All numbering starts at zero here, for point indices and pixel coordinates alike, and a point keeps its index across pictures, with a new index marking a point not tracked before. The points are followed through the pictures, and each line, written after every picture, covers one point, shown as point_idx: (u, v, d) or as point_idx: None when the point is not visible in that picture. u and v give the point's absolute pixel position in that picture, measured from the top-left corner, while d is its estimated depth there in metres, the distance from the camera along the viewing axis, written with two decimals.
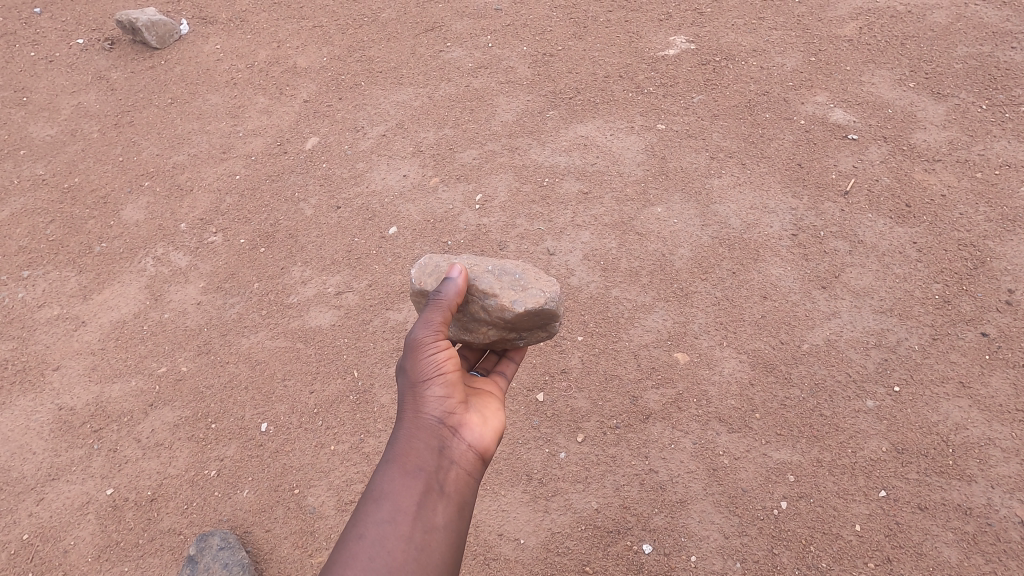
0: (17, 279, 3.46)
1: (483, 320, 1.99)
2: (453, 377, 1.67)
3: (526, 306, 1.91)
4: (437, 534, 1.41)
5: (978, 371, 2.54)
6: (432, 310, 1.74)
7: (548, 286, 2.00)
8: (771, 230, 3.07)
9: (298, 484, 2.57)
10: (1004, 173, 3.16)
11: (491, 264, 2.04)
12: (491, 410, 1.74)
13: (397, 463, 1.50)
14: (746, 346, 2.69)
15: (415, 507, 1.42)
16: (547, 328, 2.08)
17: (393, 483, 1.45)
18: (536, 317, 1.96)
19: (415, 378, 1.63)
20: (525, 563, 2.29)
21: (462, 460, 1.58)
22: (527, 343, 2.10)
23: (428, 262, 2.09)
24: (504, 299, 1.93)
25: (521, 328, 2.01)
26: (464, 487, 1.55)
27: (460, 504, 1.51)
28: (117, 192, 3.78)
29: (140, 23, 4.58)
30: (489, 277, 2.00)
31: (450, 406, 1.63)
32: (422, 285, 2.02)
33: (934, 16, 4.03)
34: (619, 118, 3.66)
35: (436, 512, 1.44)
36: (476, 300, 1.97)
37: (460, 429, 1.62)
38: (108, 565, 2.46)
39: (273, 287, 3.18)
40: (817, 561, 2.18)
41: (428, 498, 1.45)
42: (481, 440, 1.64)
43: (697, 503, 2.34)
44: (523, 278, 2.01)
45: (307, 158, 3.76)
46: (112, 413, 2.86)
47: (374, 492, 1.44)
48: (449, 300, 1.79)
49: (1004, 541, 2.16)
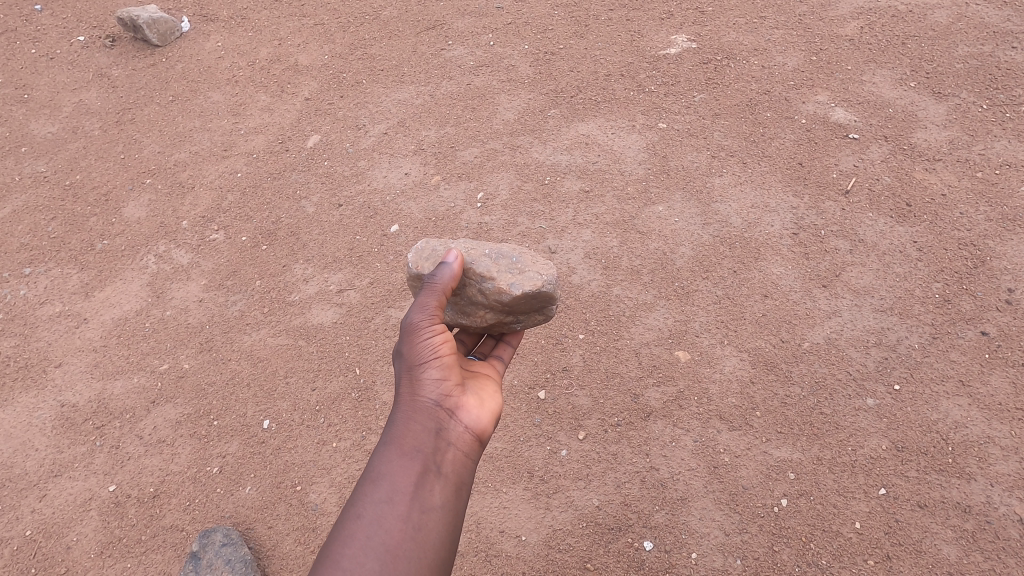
0: (18, 276, 3.46)
1: (481, 303, 1.99)
2: (449, 359, 1.68)
3: (523, 289, 1.92)
4: (435, 514, 1.42)
5: (977, 369, 2.55)
6: (427, 295, 1.75)
7: (544, 269, 2.01)
8: (772, 229, 3.08)
9: (300, 481, 2.58)
10: (1004, 172, 3.17)
11: (487, 248, 2.04)
12: (488, 392, 1.75)
13: (394, 445, 1.51)
14: (746, 344, 2.70)
15: (412, 488, 1.44)
16: (544, 311, 2.10)
17: (390, 464, 1.47)
18: (533, 300, 1.97)
19: (411, 361, 1.65)
20: (526, 560, 2.30)
21: (460, 441, 1.59)
22: (525, 327, 2.11)
23: (424, 247, 2.08)
24: (502, 282, 1.94)
25: (518, 312, 2.02)
26: (462, 467, 1.55)
27: (458, 484, 1.52)
28: (118, 190, 3.78)
29: (142, 20, 4.60)
30: (486, 260, 2.00)
31: (447, 388, 1.64)
32: (418, 269, 2.02)
33: (935, 16, 4.04)
34: (620, 117, 3.66)
35: (434, 492, 1.45)
36: (473, 283, 1.97)
37: (458, 411, 1.63)
38: (110, 562, 2.47)
39: (275, 285, 3.19)
40: (817, 558, 2.19)
41: (425, 479, 1.46)
42: (479, 421, 1.64)
43: (697, 501, 2.35)
44: (520, 261, 2.02)
45: (309, 156, 3.77)
46: (114, 411, 2.87)
47: (372, 473, 1.45)
48: (444, 283, 1.80)
49: (1002, 539, 2.17)
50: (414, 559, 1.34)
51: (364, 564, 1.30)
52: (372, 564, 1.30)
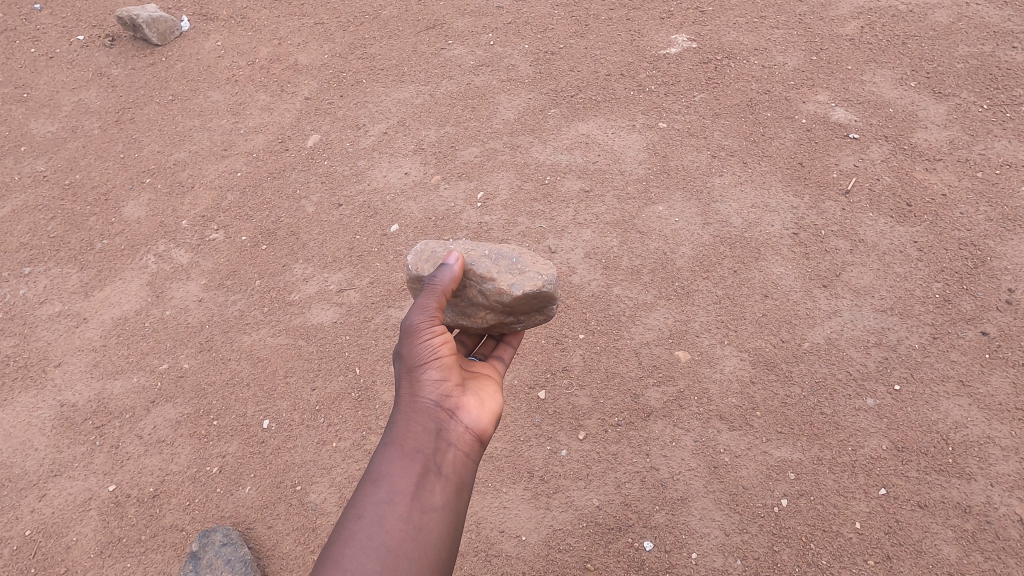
0: (18, 275, 3.46)
1: (481, 304, 1.98)
2: (449, 360, 1.67)
3: (524, 289, 1.92)
4: (436, 514, 1.42)
5: (978, 369, 2.55)
6: (427, 296, 1.75)
7: (545, 269, 2.00)
8: (772, 229, 3.08)
9: (300, 481, 2.58)
10: (1005, 172, 3.17)
11: (487, 249, 2.04)
12: (488, 392, 1.74)
13: (395, 446, 1.51)
14: (747, 344, 2.70)
15: (412, 488, 1.43)
16: (544, 311, 2.10)
17: (391, 465, 1.46)
18: (534, 300, 1.97)
19: (411, 362, 1.64)
20: (526, 560, 2.30)
21: (460, 442, 1.58)
22: (525, 327, 2.11)
23: (424, 248, 2.07)
24: (502, 283, 1.93)
25: (518, 312, 2.02)
26: (462, 467, 1.55)
27: (458, 484, 1.51)
28: (118, 190, 3.78)
29: (141, 20, 4.59)
30: (486, 261, 2.00)
31: (447, 389, 1.64)
32: (418, 271, 2.02)
33: (935, 15, 4.03)
34: (620, 116, 3.66)
35: (434, 493, 1.45)
36: (474, 284, 1.97)
37: (458, 411, 1.62)
38: (110, 562, 2.47)
39: (275, 285, 3.19)
40: (817, 558, 2.19)
41: (425, 479, 1.46)
42: (479, 421, 1.64)
43: (698, 501, 2.35)
44: (520, 261, 2.02)
45: (309, 156, 3.77)
46: (114, 410, 2.87)
47: (372, 474, 1.45)
48: (444, 284, 1.79)
49: (1002, 539, 2.17)
50: (414, 559, 1.34)
51: (365, 564, 1.30)
52: (373, 564, 1.30)
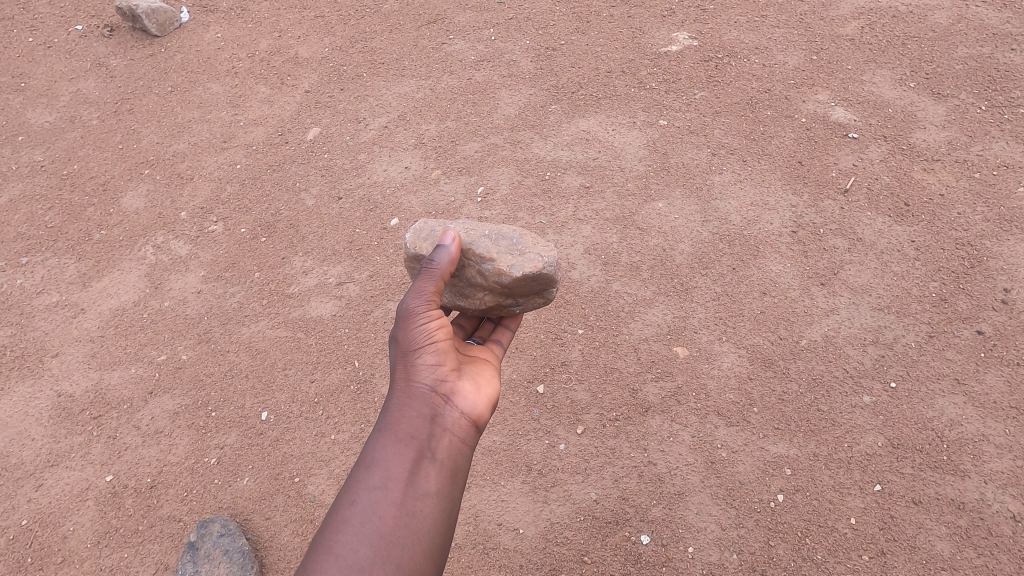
0: (16, 265, 3.45)
1: (480, 286, 1.99)
2: (444, 345, 1.67)
3: (524, 271, 1.93)
4: (430, 500, 1.43)
5: (973, 368, 2.57)
6: (424, 279, 1.73)
7: (545, 251, 2.01)
8: (771, 227, 3.09)
9: (298, 474, 2.58)
10: (1002, 173, 3.19)
11: (487, 229, 2.03)
12: (484, 377, 1.75)
13: (389, 431, 1.52)
14: (744, 340, 2.72)
15: (406, 474, 1.44)
16: (543, 295, 2.11)
17: (385, 451, 1.48)
18: (533, 282, 1.98)
19: (405, 347, 1.64)
20: (524, 553, 2.31)
21: (455, 427, 1.59)
22: (524, 311, 2.13)
23: (423, 227, 2.07)
24: (502, 264, 1.94)
25: (517, 294, 2.03)
26: (456, 454, 1.55)
27: (453, 470, 1.52)
28: (117, 180, 3.77)
29: (140, 10, 4.58)
30: (486, 242, 1.99)
31: (442, 373, 1.64)
32: (417, 249, 2.02)
33: (935, 17, 4.05)
34: (622, 113, 3.67)
35: (429, 478, 1.46)
36: (472, 265, 1.97)
37: (454, 397, 1.63)
38: (107, 551, 2.47)
39: (273, 277, 3.19)
40: (813, 552, 2.21)
41: (420, 465, 1.47)
42: (475, 406, 1.65)
43: (695, 495, 2.36)
44: (521, 243, 2.02)
45: (309, 148, 3.77)
46: (112, 401, 2.87)
47: (367, 459, 1.46)
48: (442, 267, 1.77)
49: (995, 535, 2.20)
50: (408, 546, 1.35)
51: (358, 550, 1.32)
52: (366, 551, 1.32)
